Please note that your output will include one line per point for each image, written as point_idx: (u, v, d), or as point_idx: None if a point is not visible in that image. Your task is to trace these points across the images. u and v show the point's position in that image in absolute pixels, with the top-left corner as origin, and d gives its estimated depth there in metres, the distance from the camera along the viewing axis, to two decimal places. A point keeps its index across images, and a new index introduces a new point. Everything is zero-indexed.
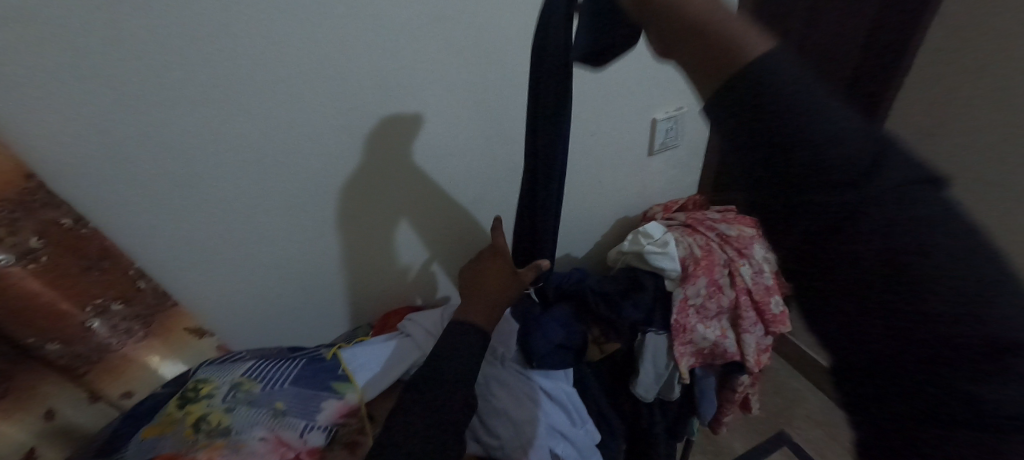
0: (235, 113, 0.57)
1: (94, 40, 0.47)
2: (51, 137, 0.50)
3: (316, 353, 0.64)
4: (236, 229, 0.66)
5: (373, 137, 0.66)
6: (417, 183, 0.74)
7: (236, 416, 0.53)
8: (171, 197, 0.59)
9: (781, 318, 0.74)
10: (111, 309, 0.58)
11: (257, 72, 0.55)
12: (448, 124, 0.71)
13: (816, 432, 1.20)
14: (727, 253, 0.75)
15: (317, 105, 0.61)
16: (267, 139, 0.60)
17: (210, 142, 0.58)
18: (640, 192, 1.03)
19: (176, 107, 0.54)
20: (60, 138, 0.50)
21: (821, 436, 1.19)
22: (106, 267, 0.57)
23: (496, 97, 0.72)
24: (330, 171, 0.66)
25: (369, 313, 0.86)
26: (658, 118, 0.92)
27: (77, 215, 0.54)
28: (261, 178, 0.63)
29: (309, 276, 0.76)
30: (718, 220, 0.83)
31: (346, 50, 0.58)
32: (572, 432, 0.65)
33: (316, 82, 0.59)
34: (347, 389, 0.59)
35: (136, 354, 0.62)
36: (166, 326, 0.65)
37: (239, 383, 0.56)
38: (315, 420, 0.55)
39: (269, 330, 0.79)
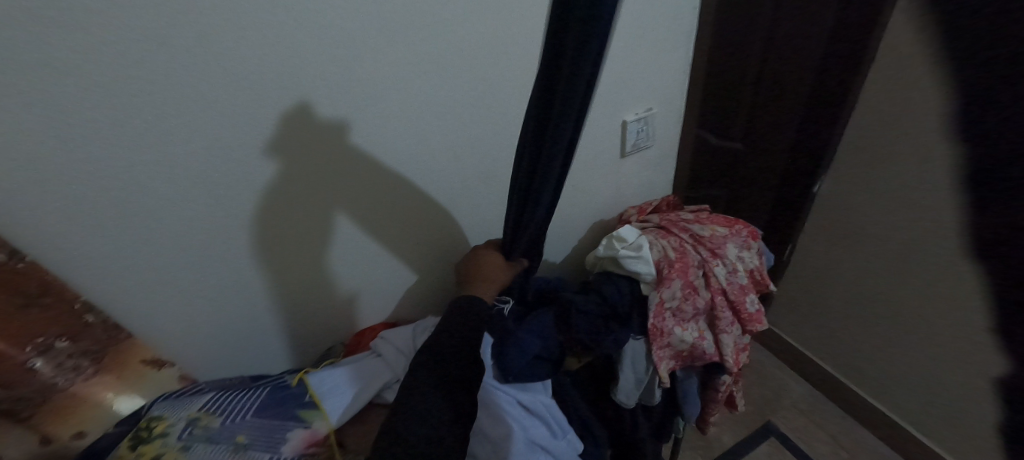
0: (182, 140, 0.53)
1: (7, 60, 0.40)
2: None
3: (280, 379, 0.62)
4: (191, 256, 0.63)
5: (334, 151, 0.63)
6: (385, 197, 0.73)
7: (195, 454, 0.50)
8: (116, 226, 0.55)
9: (757, 317, 0.73)
10: (55, 347, 0.54)
11: (207, 100, 0.51)
12: (411, 135, 0.69)
13: (800, 422, 1.21)
14: (701, 254, 0.75)
15: (273, 127, 0.57)
16: (221, 163, 0.57)
17: (160, 173, 0.54)
18: (614, 193, 1.03)
19: (116, 141, 0.49)
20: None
21: (805, 425, 1.20)
22: (48, 303, 0.53)
23: (460, 106, 0.70)
24: (290, 188, 0.63)
25: (339, 330, 0.84)
26: (628, 120, 0.91)
27: (11, 250, 0.50)
28: (215, 201, 0.59)
29: (274, 297, 0.74)
30: (692, 220, 0.83)
31: (301, 62, 0.54)
32: (554, 445, 0.64)
33: (269, 97, 0.55)
34: (315, 416, 0.57)
35: (86, 391, 0.58)
36: (120, 360, 0.63)
37: (196, 418, 0.53)
38: (279, 452, 0.52)
39: (235, 352, 0.76)
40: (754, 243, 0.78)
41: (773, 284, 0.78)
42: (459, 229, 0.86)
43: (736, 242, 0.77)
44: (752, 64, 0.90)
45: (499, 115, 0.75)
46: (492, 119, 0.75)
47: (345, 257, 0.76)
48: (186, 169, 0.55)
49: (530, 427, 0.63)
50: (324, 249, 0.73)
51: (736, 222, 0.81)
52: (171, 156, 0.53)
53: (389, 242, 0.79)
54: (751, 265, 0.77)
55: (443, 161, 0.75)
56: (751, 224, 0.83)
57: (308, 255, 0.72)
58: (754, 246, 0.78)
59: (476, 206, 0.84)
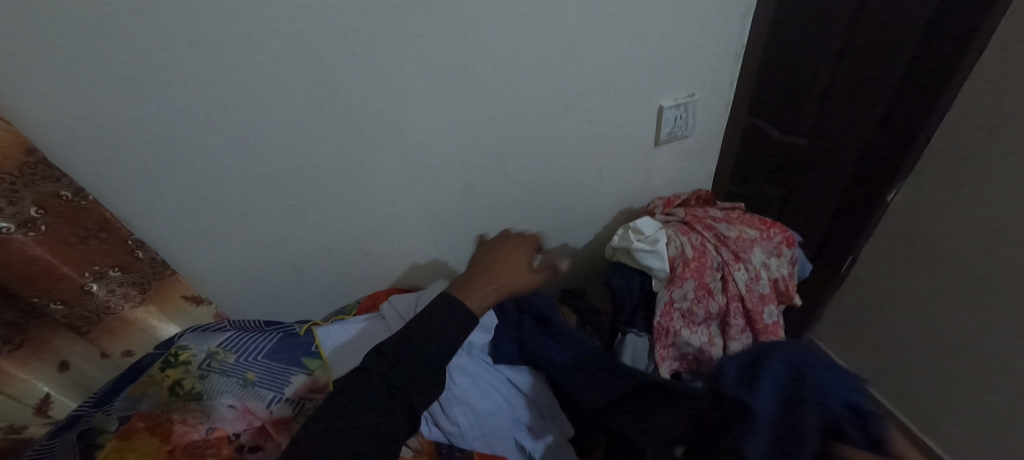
0: (211, 101, 0.59)
1: (77, 24, 0.48)
2: (47, 115, 0.53)
3: (290, 327, 0.67)
4: (225, 207, 0.70)
5: (359, 121, 0.68)
6: (404, 165, 0.77)
7: (208, 383, 0.57)
8: (165, 178, 0.63)
9: (774, 330, 0.69)
10: (109, 275, 0.64)
11: (230, 69, 0.57)
12: (424, 103, 0.71)
13: None
14: (721, 256, 0.69)
15: (294, 93, 0.62)
16: (248, 123, 0.63)
17: (195, 130, 0.61)
18: (644, 183, 0.98)
19: (159, 98, 0.56)
20: (58, 117, 0.53)
21: None
22: (104, 237, 0.62)
23: (480, 76, 0.71)
24: (319, 154, 0.70)
25: (360, 290, 0.90)
26: (665, 106, 0.86)
27: (77, 187, 0.58)
28: (256, 166, 0.67)
29: (300, 251, 0.80)
30: (720, 219, 0.76)
31: (323, 36, 0.59)
32: (541, 427, 0.70)
33: (297, 69, 0.60)
34: (317, 365, 0.62)
35: (133, 316, 0.68)
36: (162, 294, 0.71)
37: (214, 353, 0.60)
38: (283, 392, 0.59)
39: (263, 300, 0.83)
40: (786, 251, 0.72)
41: (798, 298, 0.72)
42: (477, 206, 0.87)
43: (764, 248, 0.70)
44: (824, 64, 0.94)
45: (521, 95, 0.76)
46: (512, 99, 0.76)
47: (363, 221, 0.81)
48: (217, 128, 0.62)
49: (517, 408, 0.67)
50: (345, 214, 0.78)
51: (771, 225, 0.73)
52: (204, 114, 0.60)
53: (408, 212, 0.83)
54: (776, 273, 0.71)
55: (461, 132, 0.76)
56: (789, 229, 0.75)
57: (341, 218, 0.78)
58: (785, 254, 0.72)
59: (495, 182, 0.85)
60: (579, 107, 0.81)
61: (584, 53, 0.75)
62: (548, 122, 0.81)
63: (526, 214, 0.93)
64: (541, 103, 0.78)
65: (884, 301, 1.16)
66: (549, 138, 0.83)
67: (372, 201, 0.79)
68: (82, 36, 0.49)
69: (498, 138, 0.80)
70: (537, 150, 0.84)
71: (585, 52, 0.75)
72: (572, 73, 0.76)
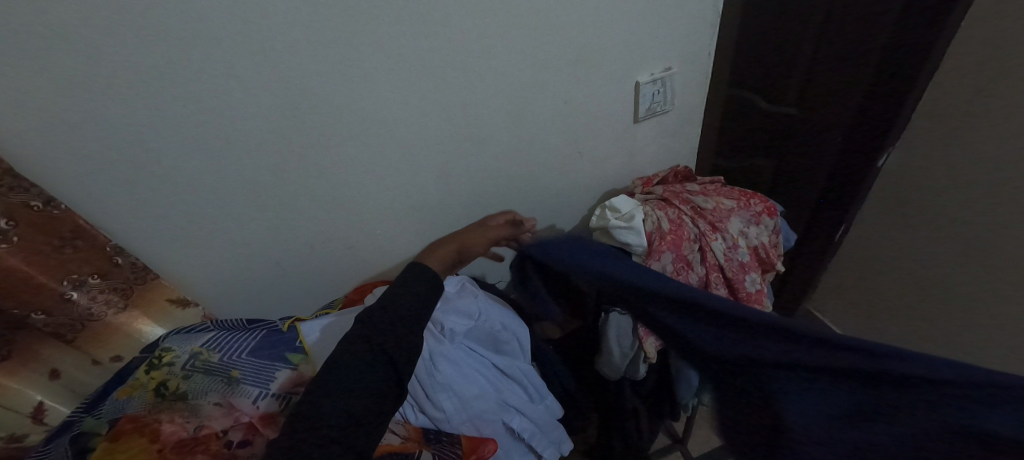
0: (174, 103, 0.58)
1: (27, 31, 0.47)
2: (8, 127, 0.52)
3: (273, 324, 0.68)
4: (201, 209, 0.69)
5: (328, 114, 0.67)
6: (379, 157, 0.76)
7: (193, 382, 0.58)
8: (137, 183, 0.63)
9: (757, 298, 0.69)
10: (88, 283, 0.64)
11: (189, 68, 0.56)
12: (395, 92, 0.69)
13: None
14: (699, 227, 0.69)
15: (260, 90, 0.61)
16: (214, 123, 0.62)
17: (161, 133, 0.60)
18: (627, 161, 0.98)
19: (121, 103, 0.56)
20: (19, 127, 0.53)
21: None
22: (80, 245, 0.62)
23: (449, 61, 0.70)
24: (293, 150, 0.69)
25: (349, 284, 0.91)
26: (642, 82, 0.84)
27: (48, 197, 0.58)
28: (230, 166, 0.67)
29: (283, 249, 0.80)
30: (696, 192, 0.76)
31: (285, 31, 0.58)
32: (528, 407, 0.71)
33: (261, 65, 0.59)
34: (300, 359, 0.64)
35: (117, 322, 0.69)
36: (146, 298, 0.72)
37: (198, 353, 0.60)
38: (269, 388, 0.60)
39: (250, 299, 0.84)
40: (766, 219, 0.72)
41: (779, 265, 0.72)
42: (458, 193, 0.87)
43: (742, 217, 0.71)
44: (809, 28, 0.92)
45: (494, 77, 0.75)
46: (486, 82, 0.75)
47: (343, 214, 0.80)
48: (185, 130, 0.61)
49: (503, 390, 0.68)
50: (325, 209, 0.78)
51: (750, 196, 0.74)
52: (170, 117, 0.59)
53: (388, 204, 0.83)
54: (755, 242, 0.70)
55: (434, 119, 0.75)
56: (769, 199, 0.76)
57: (320, 214, 0.78)
58: (765, 222, 0.72)
59: (474, 168, 0.85)
60: (553, 88, 0.80)
61: (555, 31, 0.73)
62: (524, 104, 0.80)
63: (510, 198, 0.92)
64: (514, 85, 0.77)
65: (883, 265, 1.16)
66: (526, 120, 0.82)
67: (350, 195, 0.78)
68: (34, 43, 0.48)
69: (473, 123, 0.79)
70: (515, 133, 0.83)
71: (555, 30, 0.73)
72: (543, 52, 0.75)
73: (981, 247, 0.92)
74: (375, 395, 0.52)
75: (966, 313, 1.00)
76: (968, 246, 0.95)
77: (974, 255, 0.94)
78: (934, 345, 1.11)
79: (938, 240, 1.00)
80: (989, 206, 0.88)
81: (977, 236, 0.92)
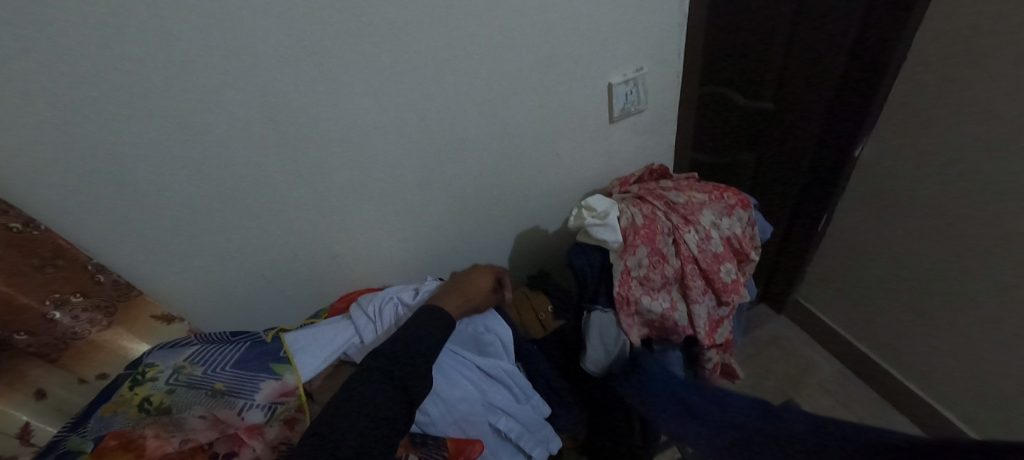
0: (150, 120, 0.59)
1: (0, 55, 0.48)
2: None
3: (256, 335, 0.69)
4: (182, 224, 0.70)
5: (304, 126, 0.69)
6: (358, 166, 0.77)
7: (176, 397, 0.59)
8: (116, 200, 0.63)
9: (733, 287, 0.70)
10: (71, 302, 0.64)
11: (162, 86, 0.57)
12: (369, 102, 0.71)
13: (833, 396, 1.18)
14: (672, 221, 0.72)
15: (234, 105, 0.62)
16: (191, 139, 0.63)
17: (139, 150, 0.61)
18: (605, 161, 1.00)
19: (97, 123, 0.56)
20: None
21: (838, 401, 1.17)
22: (62, 264, 0.62)
23: (421, 69, 0.71)
24: (272, 163, 0.70)
25: (335, 293, 0.92)
26: (614, 83, 0.86)
27: (27, 218, 0.59)
28: (209, 181, 0.68)
29: (267, 260, 0.81)
30: (670, 188, 0.80)
31: (257, 47, 0.59)
32: (515, 408, 0.71)
33: (235, 81, 0.60)
34: (285, 370, 0.64)
35: (102, 339, 0.69)
36: (131, 315, 0.72)
37: (181, 367, 0.61)
38: (254, 399, 0.60)
39: (235, 312, 0.85)
40: (740, 211, 0.75)
41: (755, 255, 0.74)
42: (439, 198, 0.88)
43: (714, 209, 0.73)
44: (777, 25, 0.94)
45: (466, 84, 0.76)
46: (458, 89, 0.76)
47: (325, 224, 0.81)
48: (162, 147, 0.62)
49: (488, 392, 0.69)
50: (308, 220, 0.79)
51: (723, 190, 0.77)
52: (147, 134, 0.60)
53: (369, 212, 0.84)
54: (728, 233, 0.73)
55: (411, 127, 0.77)
56: (744, 193, 0.78)
57: (302, 224, 0.79)
58: (739, 214, 0.75)
59: (453, 173, 0.86)
60: (527, 92, 0.81)
61: (524, 36, 0.75)
62: (498, 108, 0.81)
63: (491, 202, 0.94)
64: (488, 90, 0.78)
65: (865, 253, 1.18)
66: (502, 125, 0.84)
67: (331, 204, 0.79)
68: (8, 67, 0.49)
69: (450, 129, 0.80)
70: (491, 137, 0.84)
71: (524, 35, 0.75)
72: (514, 57, 0.76)
73: (955, 232, 0.94)
74: (357, 400, 0.52)
75: (944, 296, 1.03)
76: (942, 231, 0.97)
77: (949, 239, 0.96)
78: (917, 329, 1.13)
79: (913, 226, 1.02)
80: (959, 192, 0.89)
81: (950, 221, 0.94)
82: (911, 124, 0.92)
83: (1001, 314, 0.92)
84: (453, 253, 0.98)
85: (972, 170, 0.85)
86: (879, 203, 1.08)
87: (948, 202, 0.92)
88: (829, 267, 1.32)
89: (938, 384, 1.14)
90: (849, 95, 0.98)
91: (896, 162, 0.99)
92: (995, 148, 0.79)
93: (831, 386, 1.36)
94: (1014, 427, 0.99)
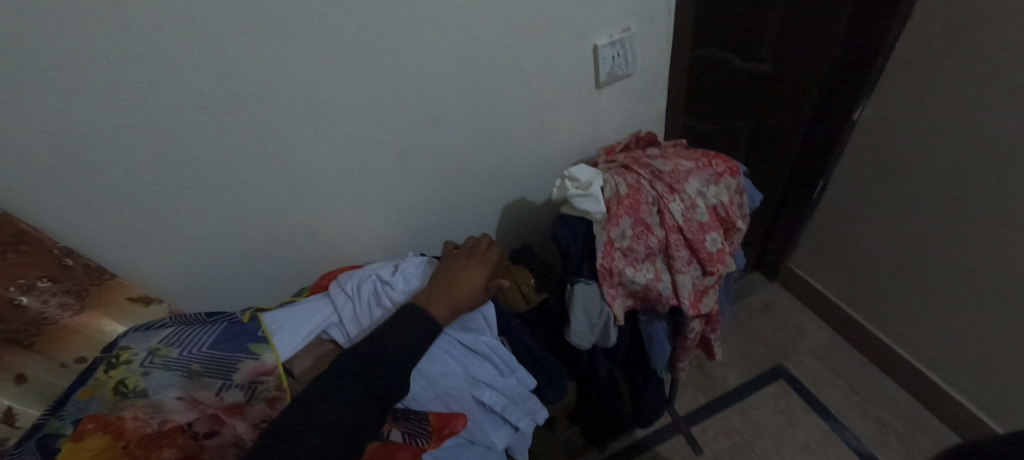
0: (101, 95, 0.55)
1: None
2: None
3: (233, 316, 0.67)
4: (150, 204, 0.67)
5: (269, 99, 0.65)
6: (331, 140, 0.74)
7: (151, 379, 0.58)
8: (75, 181, 0.60)
9: (719, 257, 0.69)
10: (38, 287, 0.63)
11: (107, 57, 0.52)
12: (338, 71, 0.66)
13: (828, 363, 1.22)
14: (656, 190, 0.69)
15: (190, 77, 0.58)
16: (149, 116, 0.59)
17: (93, 127, 0.57)
18: (592, 129, 0.96)
19: (43, 99, 0.53)
20: None
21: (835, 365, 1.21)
22: (24, 249, 0.60)
23: (392, 34, 0.66)
24: (239, 139, 0.67)
25: (317, 269, 0.90)
26: (599, 45, 0.82)
27: None
28: (173, 159, 0.64)
29: (244, 239, 0.79)
30: (656, 156, 0.77)
31: (209, 13, 0.54)
32: (499, 382, 0.71)
33: (189, 51, 0.56)
34: (264, 349, 0.62)
35: (75, 324, 0.68)
36: (104, 298, 0.71)
37: (156, 349, 0.60)
38: (232, 379, 0.60)
39: (216, 291, 0.84)
40: (728, 179, 0.72)
41: (742, 223, 0.72)
42: (419, 172, 0.85)
43: (701, 177, 0.71)
44: None
45: (441, 50, 0.71)
46: (433, 56, 0.71)
47: (301, 201, 0.79)
48: (119, 124, 0.58)
49: (472, 366, 0.69)
50: (283, 197, 0.77)
51: (712, 157, 0.74)
52: (99, 111, 0.56)
53: (347, 187, 0.81)
54: (715, 201, 0.71)
55: (384, 98, 0.72)
56: (733, 160, 0.75)
57: (277, 202, 0.77)
58: (727, 182, 0.72)
59: (432, 145, 0.82)
60: (507, 56, 0.77)
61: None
62: (477, 76, 0.77)
63: (474, 175, 0.91)
64: (465, 56, 0.74)
65: (860, 219, 1.17)
66: (482, 94, 0.80)
67: (306, 181, 0.77)
68: None
69: (426, 99, 0.76)
70: (471, 108, 0.80)
71: None
72: (492, 19, 0.71)
73: (953, 198, 0.92)
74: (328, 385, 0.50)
75: (938, 262, 1.02)
76: (940, 198, 0.94)
77: (946, 205, 0.94)
78: (909, 295, 1.13)
79: (910, 192, 1.00)
80: (959, 157, 0.87)
81: (949, 187, 0.91)
82: (918, 81, 0.88)
83: (995, 281, 0.91)
84: (437, 227, 0.96)
85: (975, 133, 0.82)
86: (875, 169, 1.05)
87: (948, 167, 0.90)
88: (823, 233, 1.30)
89: (926, 349, 1.15)
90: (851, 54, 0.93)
91: (897, 124, 0.96)
92: (1003, 109, 0.76)
93: (820, 350, 1.38)
94: (997, 388, 1.01)
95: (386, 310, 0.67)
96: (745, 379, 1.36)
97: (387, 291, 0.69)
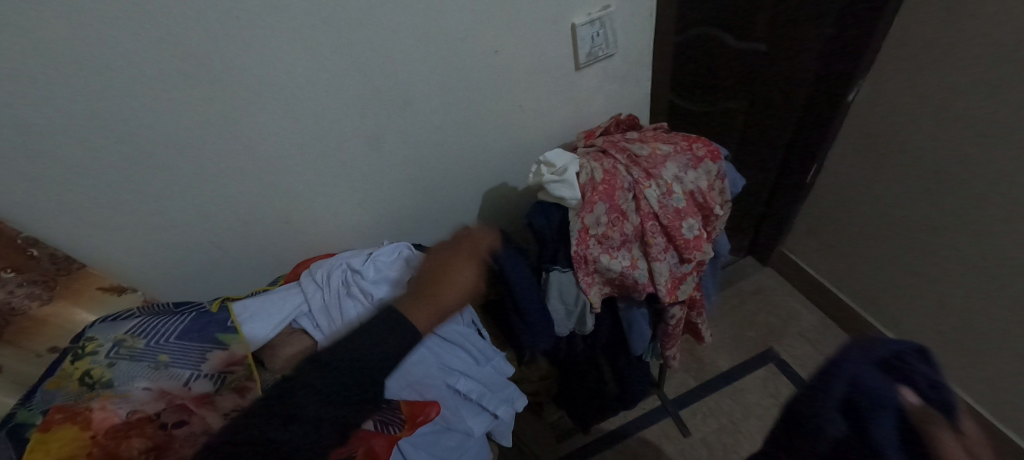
0: (54, 83, 0.53)
1: None
2: None
3: (202, 305, 0.67)
4: (117, 194, 0.66)
5: (232, 85, 0.62)
6: (300, 127, 0.72)
7: (117, 370, 0.58)
8: (36, 171, 0.59)
9: (696, 244, 0.67)
10: (2, 278, 0.61)
11: (57, 42, 0.50)
12: (303, 55, 0.64)
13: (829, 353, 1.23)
14: (633, 176, 0.68)
15: (147, 63, 0.56)
16: (104, 102, 0.57)
17: (49, 116, 0.55)
18: (573, 112, 0.94)
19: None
20: None
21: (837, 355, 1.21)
22: None
23: (357, 15, 0.63)
24: (204, 127, 0.65)
25: (295, 257, 0.90)
26: (578, 24, 0.78)
27: None
28: (136, 149, 0.63)
29: (217, 228, 0.78)
30: (634, 140, 0.75)
31: None
32: (472, 369, 0.72)
33: (142, 34, 0.53)
34: (233, 340, 0.63)
35: (46, 315, 0.67)
36: (74, 288, 0.71)
37: (122, 340, 0.60)
38: (201, 369, 0.60)
39: (190, 280, 0.83)
40: (708, 163, 0.70)
41: (721, 209, 0.71)
42: (394, 158, 0.83)
43: (678, 162, 0.69)
44: None
45: (409, 30, 0.68)
46: (401, 37, 0.68)
47: (273, 190, 0.77)
48: (74, 111, 0.56)
49: (446, 356, 0.69)
50: (255, 185, 0.75)
51: (691, 141, 0.72)
52: (51, 97, 0.54)
53: (320, 175, 0.79)
54: (693, 186, 0.69)
55: (353, 82, 0.70)
56: (714, 143, 0.73)
57: (248, 190, 0.75)
58: (706, 167, 0.70)
59: (407, 131, 0.80)
60: (481, 37, 0.74)
61: None
62: (450, 58, 0.74)
63: (451, 160, 0.89)
64: (438, 37, 0.71)
65: (852, 203, 1.15)
66: (455, 77, 0.77)
67: (277, 169, 0.75)
68: None
69: (398, 82, 0.73)
70: (446, 91, 0.78)
71: None
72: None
73: (952, 180, 0.88)
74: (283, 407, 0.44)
75: (928, 247, 1.00)
76: (938, 181, 0.91)
77: (943, 188, 0.91)
78: (899, 279, 1.12)
79: (908, 174, 0.97)
80: (955, 140, 0.84)
81: (948, 168, 0.88)
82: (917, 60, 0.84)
83: (988, 266, 0.90)
84: (415, 214, 0.95)
85: (973, 114, 0.79)
86: (869, 151, 1.03)
87: (945, 149, 0.87)
88: (815, 217, 1.28)
89: (914, 334, 1.15)
90: (844, 32, 0.90)
91: (893, 105, 0.93)
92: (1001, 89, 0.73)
93: (811, 335, 1.38)
94: (985, 372, 1.01)
95: (355, 300, 0.66)
96: (735, 363, 1.36)
97: (357, 282, 0.68)
